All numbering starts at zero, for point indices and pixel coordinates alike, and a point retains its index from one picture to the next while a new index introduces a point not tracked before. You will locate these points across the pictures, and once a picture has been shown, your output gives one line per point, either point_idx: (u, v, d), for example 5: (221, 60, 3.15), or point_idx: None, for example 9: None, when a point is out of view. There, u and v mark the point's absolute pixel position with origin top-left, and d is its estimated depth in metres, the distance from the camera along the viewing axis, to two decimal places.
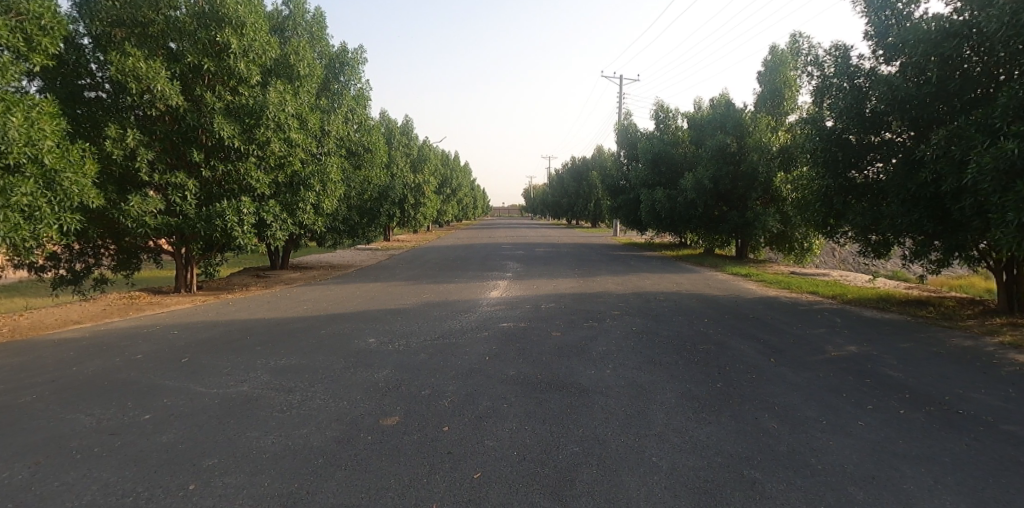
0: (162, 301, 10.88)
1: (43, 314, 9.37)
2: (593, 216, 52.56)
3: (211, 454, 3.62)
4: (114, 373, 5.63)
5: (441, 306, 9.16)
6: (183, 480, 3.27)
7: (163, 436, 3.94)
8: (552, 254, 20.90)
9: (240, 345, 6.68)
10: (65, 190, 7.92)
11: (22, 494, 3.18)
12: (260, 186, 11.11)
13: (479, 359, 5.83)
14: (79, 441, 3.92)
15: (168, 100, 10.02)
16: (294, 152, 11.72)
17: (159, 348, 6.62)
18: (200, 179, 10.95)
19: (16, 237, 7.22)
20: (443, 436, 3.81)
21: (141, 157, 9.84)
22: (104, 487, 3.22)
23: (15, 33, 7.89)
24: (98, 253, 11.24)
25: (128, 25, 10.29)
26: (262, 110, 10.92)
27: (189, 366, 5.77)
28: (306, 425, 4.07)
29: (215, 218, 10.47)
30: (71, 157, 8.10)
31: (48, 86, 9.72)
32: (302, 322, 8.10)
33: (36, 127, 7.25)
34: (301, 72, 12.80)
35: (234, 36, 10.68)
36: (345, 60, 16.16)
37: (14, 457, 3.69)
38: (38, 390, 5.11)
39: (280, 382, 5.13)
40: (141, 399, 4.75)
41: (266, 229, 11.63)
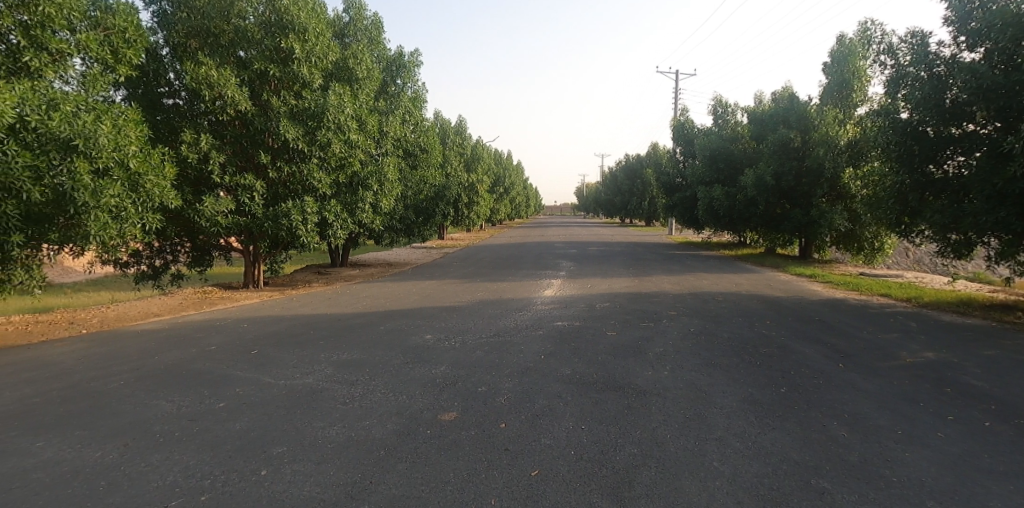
0: (231, 296, 11.45)
1: (127, 307, 10.06)
2: (647, 214, 51.76)
3: (280, 442, 3.80)
4: (190, 363, 5.97)
5: (495, 304, 9.24)
6: (254, 466, 3.45)
7: (235, 424, 4.17)
8: (605, 253, 20.60)
9: (304, 339, 6.97)
10: (147, 191, 8.47)
11: (113, 473, 3.44)
12: (322, 186, 11.50)
13: (533, 357, 5.83)
14: (161, 426, 4.19)
15: (237, 105, 10.57)
16: (353, 153, 12.12)
17: (229, 340, 6.99)
18: (267, 181, 11.49)
19: (104, 236, 7.73)
20: (500, 433, 3.84)
21: (213, 160, 10.40)
22: (183, 470, 3.44)
23: (103, 46, 8.65)
24: (175, 250, 11.96)
25: (202, 35, 10.98)
26: (323, 112, 11.32)
27: (258, 358, 6.07)
28: (367, 418, 4.20)
29: (281, 217, 10.96)
30: (152, 161, 8.67)
31: (132, 94, 10.44)
32: (360, 318, 8.35)
33: (122, 134, 7.85)
34: (360, 75, 13.16)
35: (298, 42, 11.18)
36: (401, 62, 16.60)
37: (105, 438, 4.00)
38: (124, 377, 5.53)
39: (342, 376, 5.31)
40: (216, 389, 5.04)
41: (328, 228, 12.04)
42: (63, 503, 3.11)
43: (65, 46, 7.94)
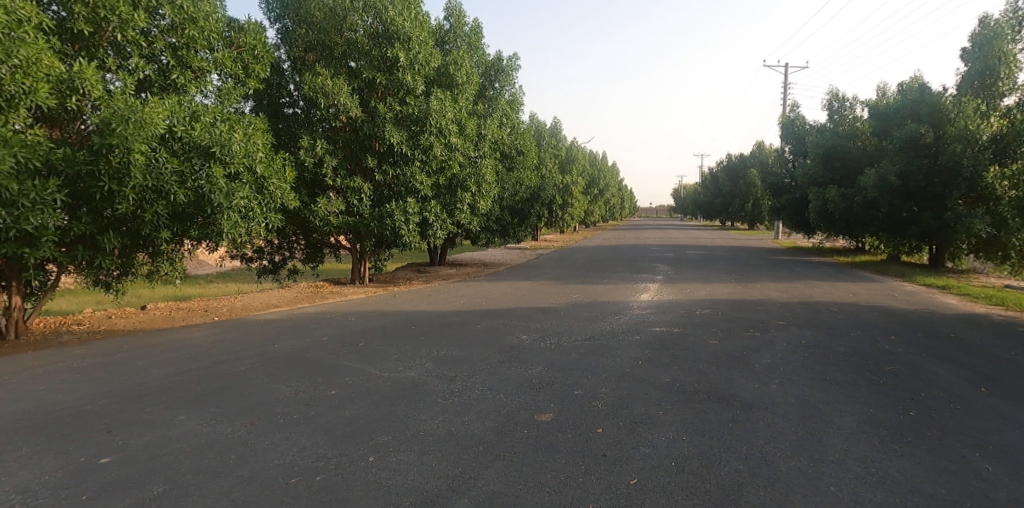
0: (340, 291, 12.24)
1: (252, 299, 11.07)
2: (750, 217, 48.98)
3: (385, 431, 4.00)
4: (305, 352, 6.46)
5: (590, 307, 9.15)
6: (362, 452, 3.65)
7: (344, 411, 4.45)
8: (704, 257, 19.74)
9: (406, 334, 7.31)
10: (270, 193, 9.26)
11: (242, 448, 3.80)
12: (424, 187, 12.00)
13: (630, 363, 5.70)
14: (281, 408, 4.56)
15: (348, 112, 11.30)
16: (453, 156, 12.54)
17: (339, 332, 7.48)
18: (374, 183, 12.19)
19: (235, 234, 8.51)
20: (597, 437, 3.80)
21: (327, 164, 11.18)
22: (301, 450, 3.72)
23: (235, 63, 9.62)
24: (292, 246, 12.99)
25: (318, 48, 11.86)
26: (426, 117, 11.80)
27: (365, 350, 6.44)
28: (466, 414, 4.31)
29: (386, 217, 11.55)
30: (275, 166, 9.49)
31: (258, 105, 11.50)
32: (458, 316, 8.60)
33: (251, 141, 8.67)
34: (461, 80, 13.55)
35: (403, 51, 11.75)
36: (499, 66, 16.91)
37: (235, 416, 4.43)
38: (250, 361, 6.09)
39: (441, 371, 5.50)
40: (328, 377, 5.41)
41: (428, 228, 12.54)
42: (200, 472, 3.48)
43: (205, 63, 8.92)
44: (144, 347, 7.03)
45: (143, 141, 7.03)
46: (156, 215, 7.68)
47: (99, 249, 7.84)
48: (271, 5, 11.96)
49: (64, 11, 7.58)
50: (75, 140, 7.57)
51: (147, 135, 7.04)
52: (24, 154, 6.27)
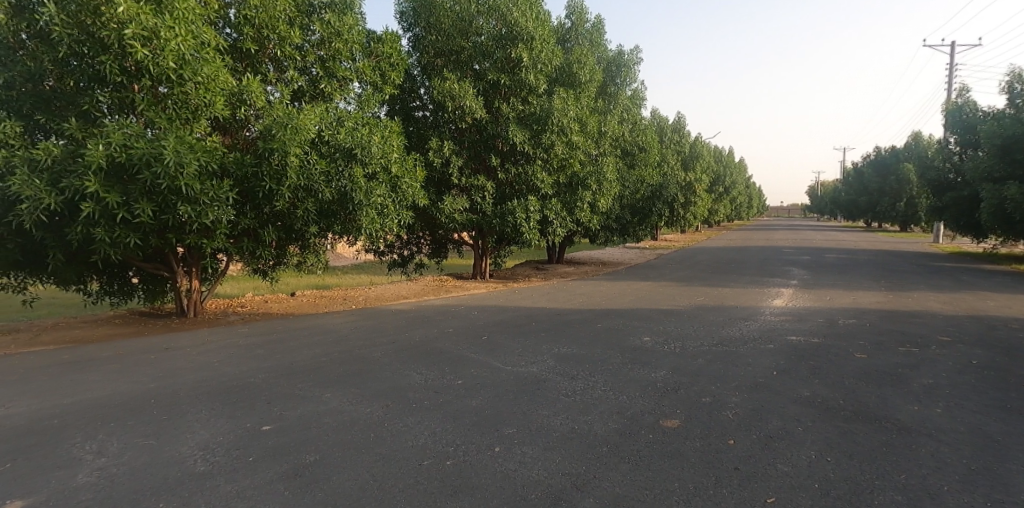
0: (463, 286, 12.76)
1: (384, 290, 11.89)
2: (902, 218, 43.58)
3: (511, 424, 4.11)
4: (434, 342, 6.83)
5: (716, 311, 8.71)
6: (489, 441, 3.79)
7: (471, 401, 4.64)
8: (847, 261, 17.91)
9: (527, 330, 7.46)
10: (403, 191, 9.89)
11: (381, 428, 4.11)
12: (545, 185, 12.15)
13: (763, 372, 5.34)
14: (414, 393, 4.87)
15: (473, 113, 11.74)
16: (573, 154, 12.56)
17: (464, 325, 7.81)
18: (497, 182, 12.58)
19: (373, 230, 9.19)
20: (729, 449, 3.61)
21: (453, 164, 11.71)
22: (432, 435, 3.94)
23: (374, 71, 10.40)
24: (419, 242, 13.76)
25: (446, 54, 12.43)
26: (548, 116, 11.95)
27: (488, 343, 6.68)
28: (589, 413, 4.31)
29: (508, 214, 11.86)
30: (407, 166, 10.12)
31: (392, 110, 12.32)
32: (578, 314, 8.60)
33: (388, 143, 9.33)
34: (583, 78, 13.50)
35: (526, 51, 11.98)
36: (620, 61, 16.63)
37: (374, 397, 4.80)
38: (385, 348, 6.57)
39: (563, 368, 5.54)
40: (455, 367, 5.67)
41: (549, 226, 12.70)
42: (346, 446, 3.81)
43: (348, 72, 9.74)
44: (295, 330, 7.84)
45: (298, 144, 7.86)
46: (306, 211, 8.53)
47: (260, 241, 8.86)
48: (404, 14, 12.68)
49: (235, 32, 8.63)
50: (242, 145, 8.60)
51: (301, 139, 7.86)
52: (204, 158, 7.26)
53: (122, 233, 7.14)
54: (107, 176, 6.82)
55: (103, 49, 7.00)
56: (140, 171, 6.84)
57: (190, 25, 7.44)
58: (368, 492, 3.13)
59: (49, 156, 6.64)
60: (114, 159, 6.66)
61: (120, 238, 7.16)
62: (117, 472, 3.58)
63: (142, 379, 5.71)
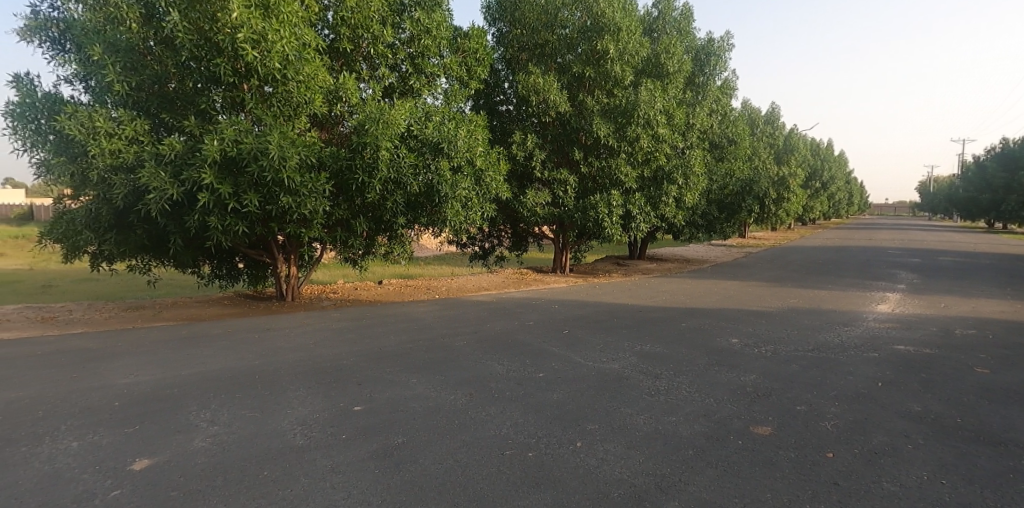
0: (543, 279, 12.80)
1: (466, 281, 12.17)
2: None
3: (592, 420, 4.08)
4: (515, 334, 6.91)
5: (812, 314, 8.18)
6: (571, 436, 3.79)
7: (552, 394, 4.65)
8: (965, 265, 16.21)
9: (608, 326, 7.37)
10: (486, 184, 10.05)
11: (464, 415, 4.23)
12: (628, 179, 11.91)
13: (866, 383, 4.96)
14: (496, 384, 4.95)
15: (557, 107, 11.71)
16: (659, 147, 12.21)
17: (544, 318, 7.84)
18: (579, 175, 12.48)
19: (457, 222, 9.41)
20: (826, 462, 3.39)
21: (536, 158, 11.74)
22: (514, 425, 4.00)
23: (460, 67, 10.62)
24: (500, 234, 13.94)
25: (531, 47, 12.46)
26: (633, 108, 11.69)
27: (569, 338, 6.67)
28: (674, 414, 4.19)
29: (590, 209, 11.76)
30: (491, 159, 10.28)
31: (477, 104, 12.53)
32: (661, 312, 8.38)
33: (473, 137, 9.51)
34: (671, 69, 13.05)
35: (612, 43, 11.77)
36: (710, 49, 15.95)
37: (457, 385, 4.93)
38: (468, 338, 6.72)
39: (646, 367, 5.42)
40: (536, 360, 5.71)
41: (631, 221, 12.45)
42: (432, 431, 3.95)
43: (436, 68, 10.01)
44: (384, 317, 8.22)
45: (389, 139, 8.18)
46: (395, 203, 8.87)
47: (352, 231, 9.32)
48: (490, 10, 12.80)
49: (332, 33, 9.10)
50: (337, 139, 9.07)
51: (392, 133, 8.18)
52: (304, 151, 7.72)
53: (231, 222, 7.75)
54: (220, 169, 7.43)
55: (218, 52, 7.61)
56: (248, 164, 7.40)
57: (293, 28, 7.93)
58: (454, 477, 3.22)
59: (172, 151, 7.33)
60: (227, 153, 7.25)
61: (230, 226, 7.78)
62: (227, 440, 3.92)
63: (248, 356, 6.19)
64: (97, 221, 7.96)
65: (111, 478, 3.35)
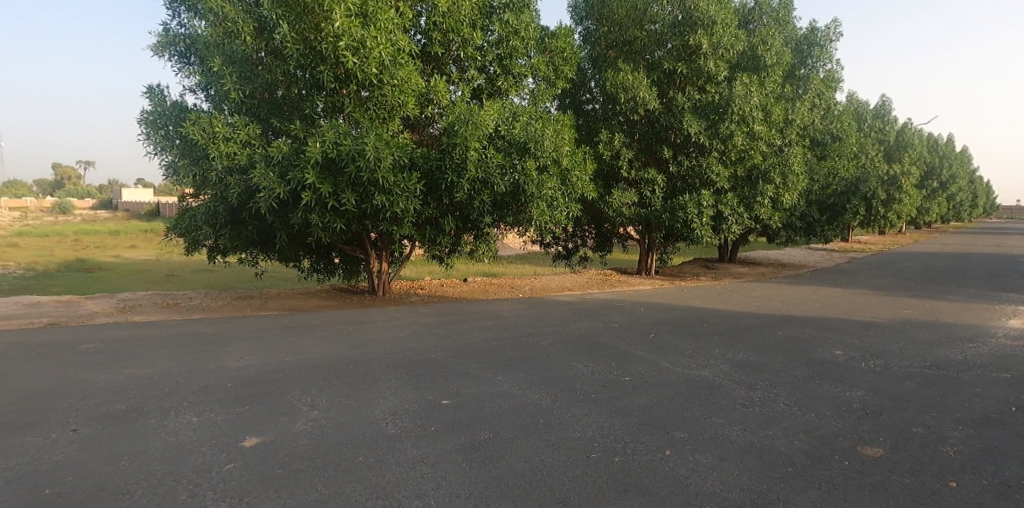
0: (627, 281, 12.55)
1: (549, 281, 12.18)
2: None
3: (682, 428, 3.94)
4: (599, 336, 6.82)
5: (929, 327, 7.43)
6: (659, 444, 3.67)
7: (639, 399, 4.54)
8: None
9: (697, 331, 7.09)
10: (572, 184, 10.01)
11: (549, 415, 4.22)
12: (720, 179, 11.42)
13: (997, 406, 4.43)
14: (581, 385, 4.91)
15: (646, 104, 11.43)
16: (755, 145, 11.59)
17: (629, 321, 7.68)
18: (667, 175, 12.12)
19: (542, 221, 9.44)
20: (949, 492, 3.05)
21: (623, 157, 11.53)
22: (600, 429, 3.94)
23: (548, 67, 10.65)
24: (584, 234, 13.83)
25: (619, 44, 12.25)
26: (727, 105, 11.17)
27: (655, 342, 6.48)
28: (770, 427, 3.95)
29: (678, 210, 11.39)
30: (577, 159, 10.23)
31: (563, 104, 12.51)
32: (755, 319, 7.95)
33: (560, 137, 9.50)
34: (769, 62, 12.31)
35: (706, 37, 11.31)
36: (813, 39, 14.96)
37: (542, 385, 4.94)
38: (552, 338, 6.71)
39: (739, 376, 5.16)
40: (622, 363, 5.60)
41: (723, 222, 11.93)
42: (517, 428, 3.98)
43: (523, 69, 10.11)
44: (469, 314, 8.40)
45: (478, 139, 8.34)
46: (482, 202, 9.05)
47: (440, 229, 9.61)
48: (577, 8, 12.71)
49: (424, 37, 9.40)
50: (428, 140, 9.37)
51: (480, 134, 8.33)
52: (398, 152, 8.05)
53: (331, 219, 8.24)
54: (321, 170, 7.91)
55: (322, 60, 8.11)
56: (347, 165, 7.82)
57: (389, 34, 8.28)
58: (539, 477, 3.23)
59: (280, 153, 7.88)
60: (328, 155, 7.70)
61: (329, 223, 8.28)
62: (325, 424, 4.16)
63: (344, 347, 6.55)
64: (215, 217, 8.73)
65: (225, 453, 3.66)
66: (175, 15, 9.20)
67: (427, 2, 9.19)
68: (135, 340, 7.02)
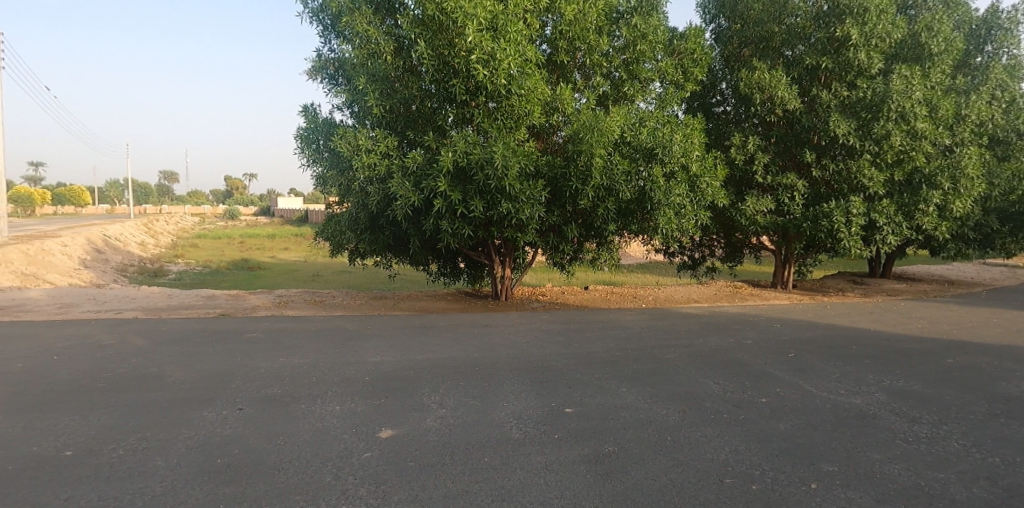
0: (761, 294, 11.69)
1: (674, 291, 11.71)
2: None
3: (830, 460, 3.55)
4: (731, 352, 6.39)
5: None
6: (804, 475, 3.35)
7: (778, 424, 4.18)
8: None
9: (847, 353, 6.39)
10: (702, 191, 9.54)
11: (676, 433, 4.03)
12: (874, 184, 10.25)
13: None
14: (711, 404, 4.63)
15: (786, 104, 10.60)
16: (918, 145, 10.28)
17: (765, 338, 7.12)
18: (809, 180, 11.13)
19: (669, 229, 9.10)
20: None
21: (758, 161, 10.79)
22: (733, 452, 3.68)
23: (676, 69, 10.28)
24: (712, 244, 13.13)
25: (754, 42, 11.48)
26: (883, 101, 9.98)
27: (796, 362, 5.94)
28: (943, 470, 3.43)
29: (822, 218, 10.39)
30: (708, 164, 9.74)
31: (690, 107, 12.02)
32: (917, 342, 7.00)
33: (690, 141, 9.09)
34: (936, 50, 10.82)
35: (856, 26, 10.24)
36: (995, 22, 13.16)
37: (668, 400, 4.73)
38: (678, 351, 6.42)
39: (900, 407, 4.55)
40: (757, 383, 5.20)
41: (876, 232, 10.69)
42: (643, 444, 3.84)
43: (650, 73, 9.84)
44: (591, 322, 8.31)
45: (603, 146, 8.24)
46: (607, 210, 8.94)
47: (563, 237, 9.63)
48: (707, 7, 12.14)
49: (550, 46, 9.52)
50: (553, 148, 9.48)
51: (606, 140, 8.21)
52: (524, 161, 8.22)
53: (459, 225, 8.60)
54: (452, 179, 8.30)
55: (455, 74, 8.52)
56: (475, 173, 8.13)
57: (518, 45, 8.50)
58: (668, 497, 3.08)
59: (415, 163, 8.39)
60: (458, 164, 8.05)
61: (458, 229, 8.64)
62: (454, 423, 4.33)
63: (469, 349, 6.79)
64: (357, 223, 9.51)
65: (364, 441, 3.94)
66: (326, 40, 10.19)
67: (554, 12, 9.30)
68: (289, 332, 7.84)
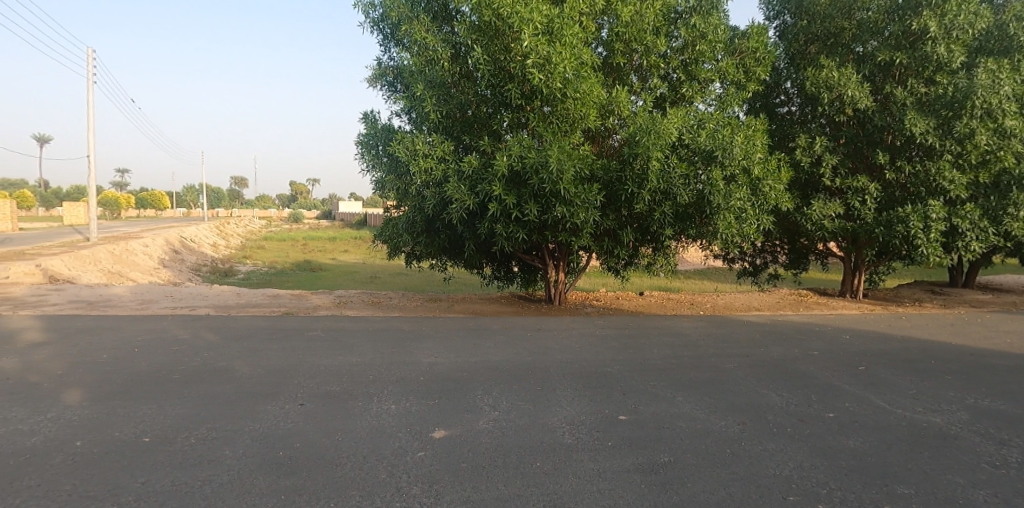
0: (828, 303, 11.14)
1: (734, 299, 11.32)
2: None
3: (905, 482, 3.33)
4: (795, 363, 6.11)
5: None
6: (875, 496, 3.15)
7: (846, 441, 3.95)
8: None
9: (925, 367, 5.97)
10: (764, 194, 9.20)
11: (736, 445, 3.88)
12: (956, 186, 9.59)
13: None
14: (773, 417, 4.43)
15: (856, 103, 10.05)
16: (1006, 144, 9.53)
17: (833, 349, 6.76)
18: (883, 183, 10.53)
19: (729, 234, 8.80)
20: None
21: (825, 164, 10.28)
22: (797, 468, 3.51)
23: (737, 69, 9.95)
24: (775, 250, 12.61)
25: (821, 38, 10.94)
26: (964, 98, 9.23)
27: (867, 376, 5.60)
28: None
29: (896, 223, 9.77)
30: (771, 166, 9.38)
31: (752, 108, 11.60)
32: (1006, 358, 6.46)
33: (752, 143, 8.77)
34: None
35: (935, 18, 9.63)
36: None
37: (727, 411, 4.56)
38: (738, 361, 6.19)
39: (985, 428, 4.21)
40: (823, 396, 4.94)
41: (957, 238, 9.97)
42: (700, 455, 3.72)
43: (710, 73, 9.56)
44: (646, 329, 8.15)
45: (660, 148, 8.07)
46: (664, 214, 8.76)
47: (618, 241, 9.50)
48: (770, 3, 11.69)
49: (605, 49, 9.43)
50: (608, 152, 9.40)
51: (664, 143, 8.04)
52: (579, 164, 8.18)
53: (514, 229, 8.63)
54: (506, 183, 8.36)
55: (510, 78, 8.59)
56: (530, 177, 8.15)
57: (574, 48, 8.47)
58: None
59: (470, 167, 8.49)
60: (513, 168, 8.09)
61: (512, 233, 8.67)
62: (506, 426, 4.34)
63: (522, 352, 6.80)
64: (413, 226, 9.71)
65: (418, 440, 4.01)
66: (386, 49, 10.50)
67: (610, 15, 9.22)
68: (348, 332, 8.10)
